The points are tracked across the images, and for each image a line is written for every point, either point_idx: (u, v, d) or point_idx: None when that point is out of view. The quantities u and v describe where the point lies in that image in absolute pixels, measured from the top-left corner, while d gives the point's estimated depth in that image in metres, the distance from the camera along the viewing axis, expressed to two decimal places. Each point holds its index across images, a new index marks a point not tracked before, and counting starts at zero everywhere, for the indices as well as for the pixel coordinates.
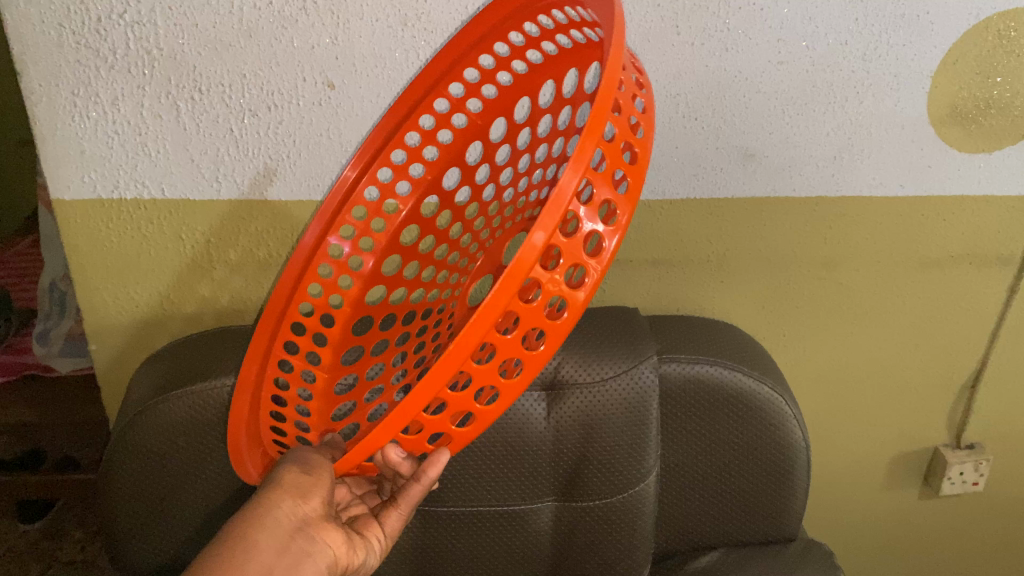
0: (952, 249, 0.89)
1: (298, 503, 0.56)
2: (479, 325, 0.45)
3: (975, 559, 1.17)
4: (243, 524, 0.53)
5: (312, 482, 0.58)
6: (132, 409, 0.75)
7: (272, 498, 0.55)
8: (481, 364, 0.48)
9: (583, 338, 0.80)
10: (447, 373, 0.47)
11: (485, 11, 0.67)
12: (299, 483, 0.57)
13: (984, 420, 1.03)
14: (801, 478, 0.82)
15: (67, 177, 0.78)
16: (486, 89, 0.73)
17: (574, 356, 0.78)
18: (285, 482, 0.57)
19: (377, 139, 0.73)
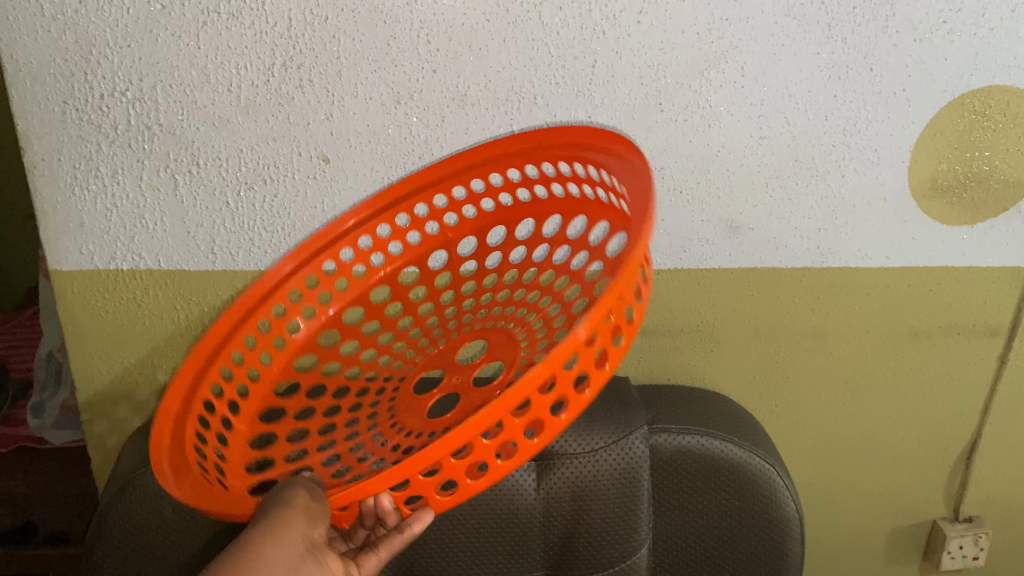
0: (941, 319, 0.90)
1: (300, 535, 0.51)
2: (468, 429, 0.46)
3: None
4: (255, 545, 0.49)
5: (322, 510, 0.54)
6: (122, 477, 0.75)
7: (285, 520, 0.52)
8: (484, 441, 0.48)
9: None
10: (451, 445, 0.46)
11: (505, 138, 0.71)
12: (301, 516, 0.52)
13: (982, 492, 1.02)
14: (795, 552, 0.81)
15: (66, 249, 0.80)
16: (484, 202, 0.77)
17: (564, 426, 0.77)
18: (297, 505, 0.53)
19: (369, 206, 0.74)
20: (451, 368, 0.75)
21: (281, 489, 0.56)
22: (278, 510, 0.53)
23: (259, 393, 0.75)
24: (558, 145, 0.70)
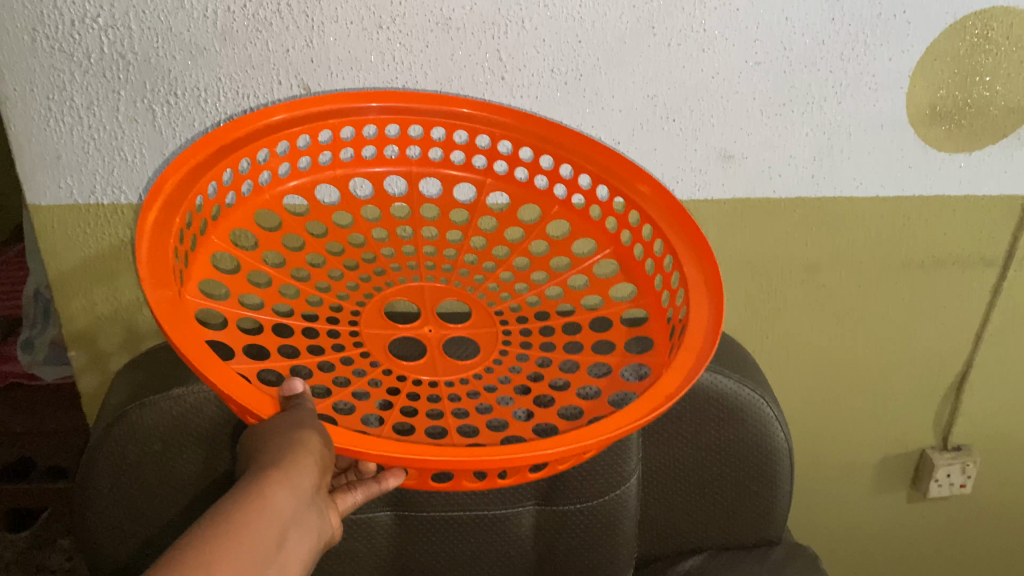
0: (936, 250, 0.89)
1: (309, 480, 0.53)
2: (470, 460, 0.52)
3: (962, 560, 1.17)
4: (272, 473, 0.52)
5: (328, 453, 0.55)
6: (109, 415, 0.75)
7: (302, 460, 0.53)
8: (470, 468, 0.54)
9: None
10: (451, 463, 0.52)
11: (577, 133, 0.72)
12: (314, 458, 0.54)
13: (971, 421, 1.03)
14: (784, 479, 0.83)
15: (44, 183, 0.78)
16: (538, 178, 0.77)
17: None
18: (310, 445, 0.53)
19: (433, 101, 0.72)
20: (428, 315, 0.73)
21: (284, 416, 0.55)
22: (294, 446, 0.53)
23: (246, 212, 0.71)
24: (629, 184, 0.73)
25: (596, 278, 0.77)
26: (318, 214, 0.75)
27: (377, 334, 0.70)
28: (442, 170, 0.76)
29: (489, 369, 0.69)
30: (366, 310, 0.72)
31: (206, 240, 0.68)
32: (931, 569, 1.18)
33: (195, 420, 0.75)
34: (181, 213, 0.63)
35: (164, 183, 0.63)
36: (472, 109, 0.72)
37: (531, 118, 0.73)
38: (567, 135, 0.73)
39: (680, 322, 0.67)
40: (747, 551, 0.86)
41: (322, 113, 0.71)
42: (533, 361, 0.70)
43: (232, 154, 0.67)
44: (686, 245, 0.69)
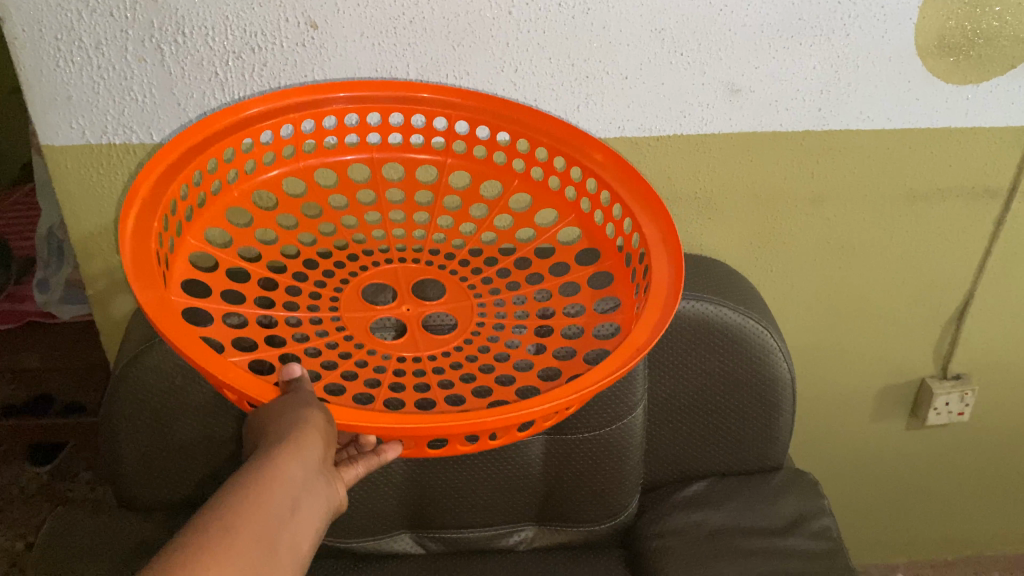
0: (939, 182, 0.90)
1: (319, 457, 0.54)
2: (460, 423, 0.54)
3: (958, 486, 1.21)
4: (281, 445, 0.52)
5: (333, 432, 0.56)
6: (130, 349, 0.77)
7: (309, 437, 0.53)
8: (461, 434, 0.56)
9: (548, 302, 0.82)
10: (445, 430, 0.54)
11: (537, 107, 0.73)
12: (320, 438, 0.54)
13: (971, 350, 1.05)
14: (785, 409, 0.85)
15: (56, 124, 0.78)
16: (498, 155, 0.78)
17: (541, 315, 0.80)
18: (314, 422, 0.54)
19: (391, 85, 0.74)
20: (405, 297, 0.73)
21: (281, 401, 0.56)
22: (298, 425, 0.53)
23: (217, 211, 0.72)
24: (584, 152, 0.74)
25: (561, 246, 0.79)
26: (286, 207, 0.76)
27: (358, 316, 0.71)
28: (404, 154, 0.77)
29: (468, 341, 0.71)
30: (344, 295, 0.73)
31: (184, 242, 0.69)
32: (929, 495, 1.21)
33: None
34: (158, 217, 0.64)
35: (142, 184, 0.65)
36: (433, 92, 0.74)
37: (495, 99, 0.74)
38: (527, 112, 0.74)
39: (644, 278, 0.69)
40: (748, 477, 0.90)
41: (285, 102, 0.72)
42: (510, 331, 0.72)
43: (200, 153, 0.69)
44: (642, 204, 0.71)
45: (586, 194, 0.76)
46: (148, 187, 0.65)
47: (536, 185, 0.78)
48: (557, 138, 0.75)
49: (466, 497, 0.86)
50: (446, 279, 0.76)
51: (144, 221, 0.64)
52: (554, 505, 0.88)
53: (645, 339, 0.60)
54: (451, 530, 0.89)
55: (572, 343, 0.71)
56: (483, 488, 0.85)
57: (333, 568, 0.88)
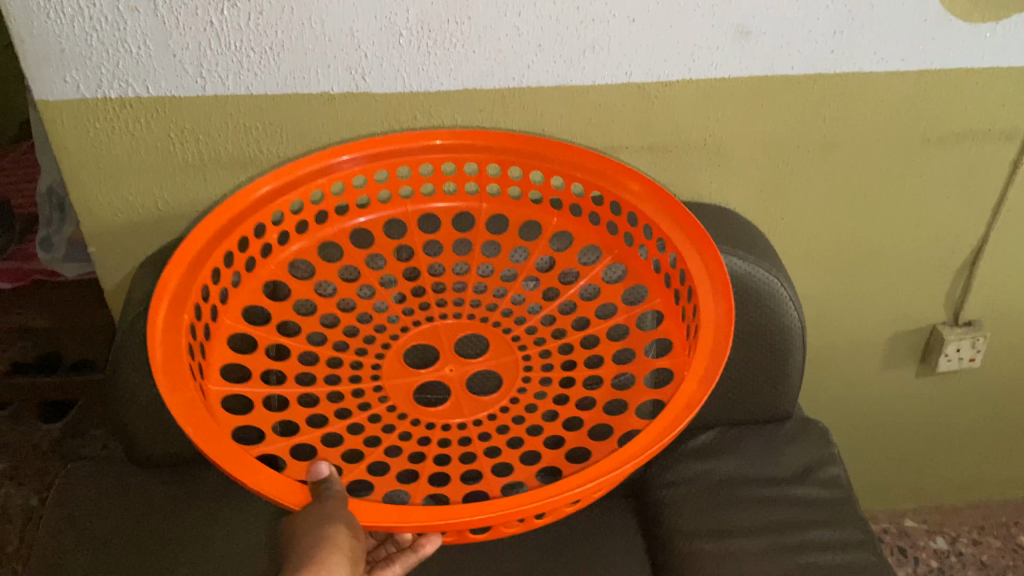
0: (955, 125, 0.87)
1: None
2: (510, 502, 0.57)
3: (968, 432, 1.20)
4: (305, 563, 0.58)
5: (355, 541, 0.60)
6: (134, 306, 0.77)
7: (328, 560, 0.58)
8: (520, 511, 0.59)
9: None
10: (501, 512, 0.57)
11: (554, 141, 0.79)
12: (342, 555, 0.58)
13: (983, 296, 1.04)
14: (794, 358, 0.85)
15: (50, 78, 0.77)
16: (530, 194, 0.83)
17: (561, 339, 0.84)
18: (336, 538, 0.58)
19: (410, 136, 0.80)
20: (448, 356, 0.77)
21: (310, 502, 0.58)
22: (319, 541, 0.57)
23: (252, 288, 0.78)
24: (620, 184, 0.79)
25: (605, 283, 0.82)
26: (324, 273, 0.82)
27: (401, 383, 0.75)
28: (431, 204, 0.83)
29: (514, 401, 0.74)
30: (386, 359, 0.77)
31: (220, 324, 0.75)
32: (938, 441, 1.21)
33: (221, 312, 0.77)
34: (187, 310, 0.70)
35: (172, 278, 0.71)
36: (446, 138, 0.80)
37: (511, 136, 0.80)
38: (547, 145, 0.80)
39: (693, 315, 0.72)
40: (756, 427, 0.89)
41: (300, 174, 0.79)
42: (556, 388, 0.74)
43: (229, 233, 0.75)
44: (680, 240, 0.75)
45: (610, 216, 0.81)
46: (176, 280, 0.71)
47: (565, 222, 0.83)
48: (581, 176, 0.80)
49: None
50: (491, 333, 0.79)
51: (176, 312, 0.70)
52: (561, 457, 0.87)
53: (702, 387, 0.64)
54: None
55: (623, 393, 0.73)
56: None
57: None
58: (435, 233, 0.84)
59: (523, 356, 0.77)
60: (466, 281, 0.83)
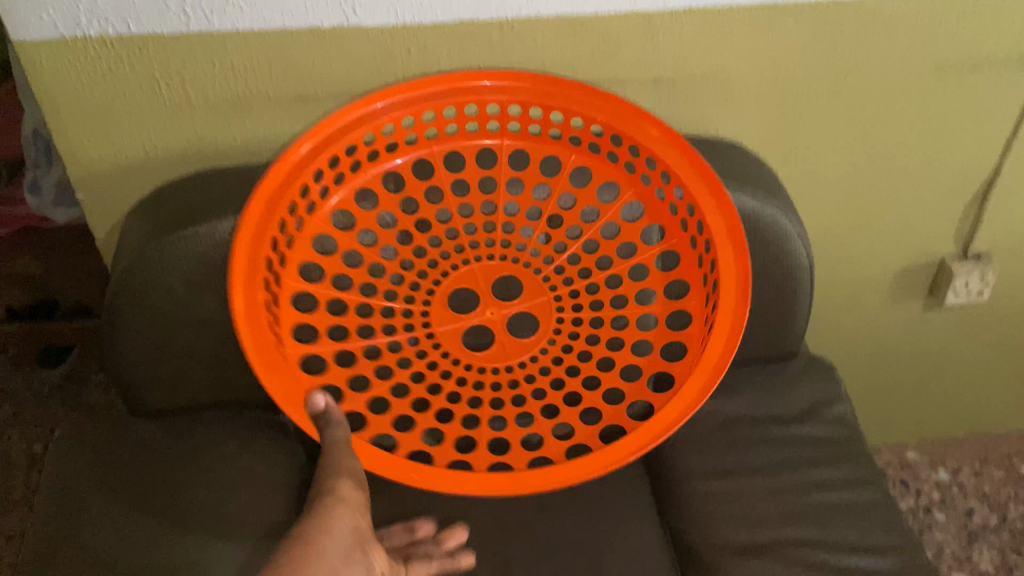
0: (972, 53, 0.84)
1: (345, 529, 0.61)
2: (553, 474, 0.72)
3: (974, 364, 1.20)
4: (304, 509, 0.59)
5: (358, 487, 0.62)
6: (126, 253, 0.75)
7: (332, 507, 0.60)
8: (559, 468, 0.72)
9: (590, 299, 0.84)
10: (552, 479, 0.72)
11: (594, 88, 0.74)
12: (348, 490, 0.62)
13: (994, 228, 1.02)
14: (802, 296, 0.83)
15: (26, 18, 0.73)
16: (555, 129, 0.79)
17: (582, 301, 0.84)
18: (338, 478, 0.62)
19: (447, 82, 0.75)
20: (489, 298, 0.81)
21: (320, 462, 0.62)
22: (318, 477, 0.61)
23: (303, 250, 0.76)
24: (641, 128, 0.76)
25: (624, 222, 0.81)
26: (364, 221, 0.79)
27: (450, 330, 0.80)
28: (468, 142, 0.78)
29: (551, 341, 0.81)
30: (432, 306, 0.81)
31: (286, 292, 0.75)
32: (944, 374, 1.21)
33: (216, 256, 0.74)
34: (258, 293, 0.71)
35: (240, 269, 0.70)
36: (491, 81, 0.75)
37: (545, 79, 0.74)
38: (571, 87, 0.75)
39: (713, 267, 0.76)
40: (764, 366, 0.88)
41: (335, 131, 0.74)
42: (587, 329, 0.81)
43: (279, 205, 0.72)
44: (696, 195, 0.75)
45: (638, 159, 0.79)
46: (243, 302, 0.70)
47: (596, 163, 0.79)
48: (615, 122, 0.76)
49: None
50: (522, 273, 0.82)
51: (250, 298, 0.71)
52: None
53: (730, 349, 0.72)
54: None
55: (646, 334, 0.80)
56: None
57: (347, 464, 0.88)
58: (461, 172, 0.79)
59: (556, 296, 0.82)
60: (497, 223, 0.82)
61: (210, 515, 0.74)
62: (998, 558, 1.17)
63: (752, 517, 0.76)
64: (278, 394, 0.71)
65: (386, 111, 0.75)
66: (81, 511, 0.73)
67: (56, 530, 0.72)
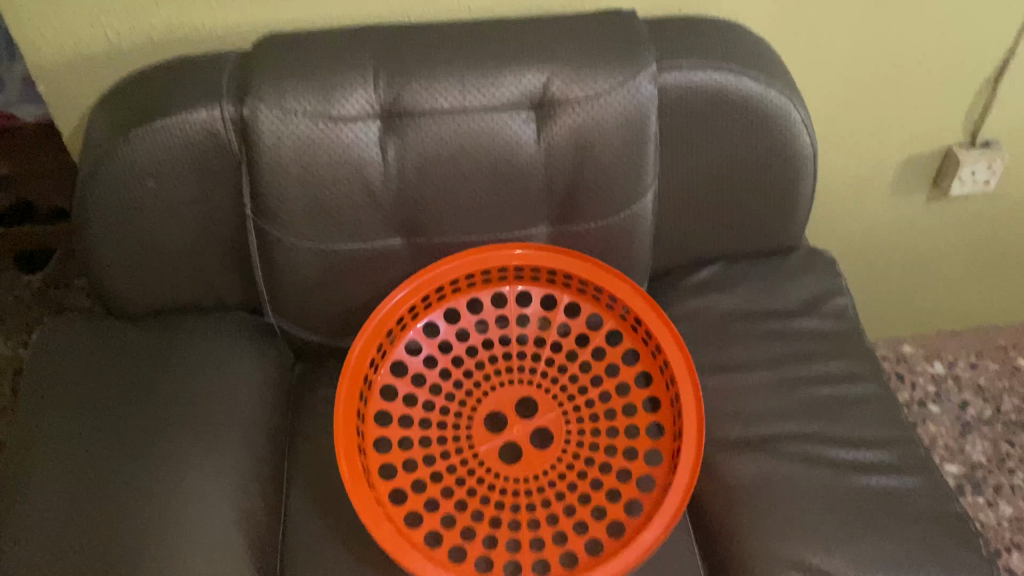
0: None
1: None
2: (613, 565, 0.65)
3: (974, 256, 1.18)
4: None
5: None
6: (94, 149, 0.71)
7: None
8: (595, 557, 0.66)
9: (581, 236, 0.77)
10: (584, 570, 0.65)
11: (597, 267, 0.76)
12: None
13: (1005, 114, 0.98)
14: (804, 186, 0.80)
15: None
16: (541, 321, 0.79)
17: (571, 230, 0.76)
18: None
19: (473, 259, 0.75)
20: (525, 441, 0.73)
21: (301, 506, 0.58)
22: None
23: (349, 451, 0.69)
24: (619, 284, 0.76)
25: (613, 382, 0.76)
26: (393, 409, 0.74)
27: (484, 456, 0.72)
28: (485, 299, 0.78)
29: (565, 447, 0.72)
30: (474, 451, 0.72)
31: (369, 438, 0.72)
32: (943, 266, 1.19)
33: (187, 154, 0.70)
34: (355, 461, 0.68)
35: (341, 406, 0.70)
36: (522, 250, 0.76)
37: (561, 255, 0.76)
38: (591, 271, 0.76)
39: (671, 389, 0.74)
40: (760, 260, 0.86)
41: (383, 325, 0.74)
42: (591, 455, 0.72)
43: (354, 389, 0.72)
44: (675, 372, 0.72)
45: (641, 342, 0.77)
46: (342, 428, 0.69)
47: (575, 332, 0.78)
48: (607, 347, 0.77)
49: None
50: (540, 392, 0.75)
51: (352, 465, 0.68)
52: None
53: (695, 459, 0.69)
54: None
55: (651, 470, 0.71)
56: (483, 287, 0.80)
57: (336, 365, 0.86)
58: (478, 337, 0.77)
59: (566, 411, 0.74)
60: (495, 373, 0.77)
61: (195, 419, 0.72)
62: (990, 450, 1.16)
63: (747, 412, 0.74)
64: (371, 522, 0.66)
65: (444, 271, 0.75)
66: (64, 419, 0.71)
67: (39, 438, 0.70)
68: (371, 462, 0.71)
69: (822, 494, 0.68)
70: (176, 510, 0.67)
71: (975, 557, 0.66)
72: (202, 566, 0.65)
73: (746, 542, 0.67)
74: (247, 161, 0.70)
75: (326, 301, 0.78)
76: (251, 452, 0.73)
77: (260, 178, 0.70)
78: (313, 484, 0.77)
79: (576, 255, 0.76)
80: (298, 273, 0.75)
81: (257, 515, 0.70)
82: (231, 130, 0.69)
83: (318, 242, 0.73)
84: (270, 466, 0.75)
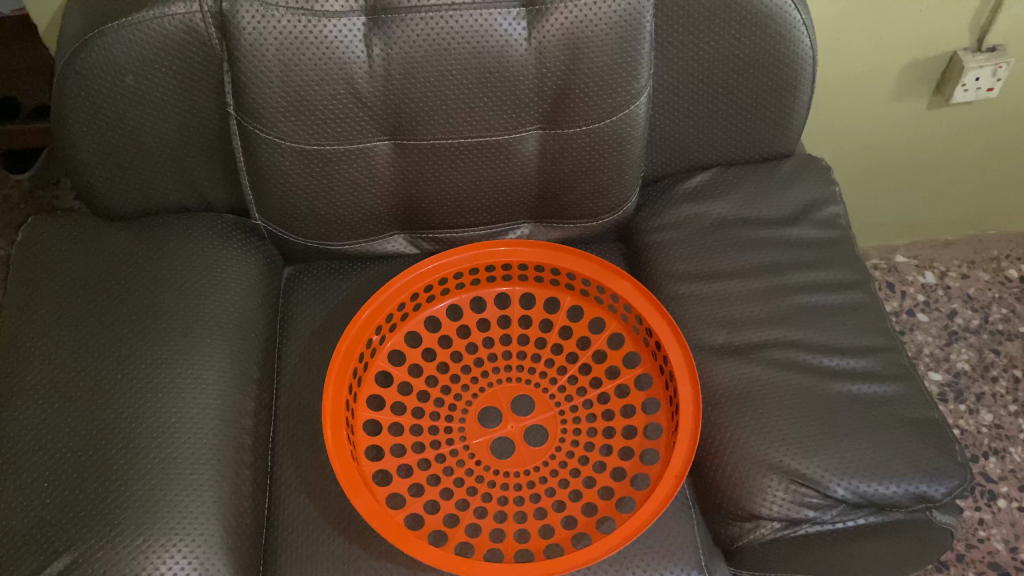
0: None
1: None
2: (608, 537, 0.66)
3: (973, 164, 1.16)
4: None
5: None
6: (69, 44, 0.68)
7: None
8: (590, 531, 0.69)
9: (570, 144, 0.75)
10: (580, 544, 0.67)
11: (594, 260, 0.79)
12: None
13: (1012, 18, 0.94)
14: (801, 89, 0.78)
15: None
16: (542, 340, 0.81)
17: (556, 137, 0.75)
18: None
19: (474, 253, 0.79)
20: (519, 424, 0.75)
21: None
22: None
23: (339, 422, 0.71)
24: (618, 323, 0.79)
25: (610, 356, 0.79)
26: (392, 396, 0.76)
27: (479, 443, 0.74)
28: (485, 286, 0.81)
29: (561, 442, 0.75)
30: (469, 436, 0.75)
31: (358, 419, 0.74)
32: (941, 174, 1.17)
33: (166, 51, 0.67)
34: (342, 435, 0.70)
35: (330, 380, 0.71)
36: (509, 245, 0.79)
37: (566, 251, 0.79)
38: (589, 264, 0.79)
39: (667, 366, 0.75)
40: (755, 165, 0.84)
41: (386, 297, 0.77)
42: (588, 444, 0.74)
43: (346, 378, 0.72)
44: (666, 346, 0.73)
45: (632, 332, 0.79)
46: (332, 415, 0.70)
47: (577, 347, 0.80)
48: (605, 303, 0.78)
49: (456, 199, 0.80)
50: (538, 389, 0.77)
51: (336, 438, 0.69)
52: (550, 204, 0.82)
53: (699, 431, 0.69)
54: (444, 230, 0.84)
55: (643, 447, 0.73)
56: (474, 191, 0.79)
57: (325, 267, 0.86)
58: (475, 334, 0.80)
59: (561, 406, 0.77)
60: (494, 363, 0.79)
61: (182, 321, 0.72)
62: (975, 357, 1.18)
63: (734, 319, 0.75)
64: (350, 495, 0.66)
65: (446, 259, 0.79)
66: (53, 319, 0.72)
67: (28, 338, 0.71)
68: (360, 442, 0.73)
69: (804, 398, 0.69)
70: (165, 409, 0.67)
71: (951, 463, 0.67)
72: (192, 467, 0.66)
73: (725, 444, 0.68)
74: (228, 58, 0.68)
75: (310, 202, 0.77)
76: (240, 355, 0.74)
77: (242, 74, 0.68)
78: (303, 383, 0.78)
79: (575, 255, 0.79)
80: (284, 174, 0.74)
81: (247, 414, 0.72)
82: (211, 25, 0.66)
83: (302, 142, 0.72)
84: (260, 367, 0.75)
